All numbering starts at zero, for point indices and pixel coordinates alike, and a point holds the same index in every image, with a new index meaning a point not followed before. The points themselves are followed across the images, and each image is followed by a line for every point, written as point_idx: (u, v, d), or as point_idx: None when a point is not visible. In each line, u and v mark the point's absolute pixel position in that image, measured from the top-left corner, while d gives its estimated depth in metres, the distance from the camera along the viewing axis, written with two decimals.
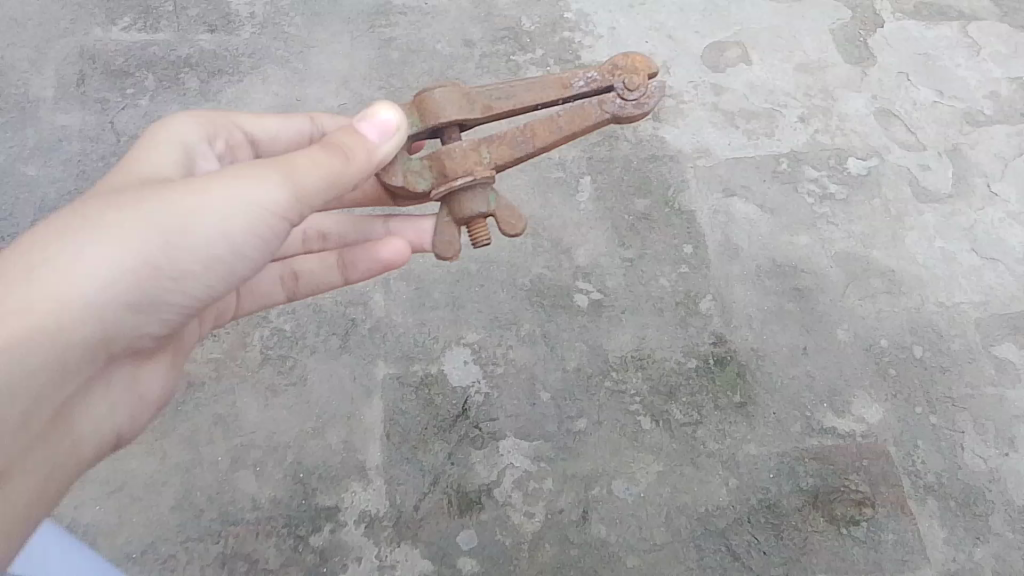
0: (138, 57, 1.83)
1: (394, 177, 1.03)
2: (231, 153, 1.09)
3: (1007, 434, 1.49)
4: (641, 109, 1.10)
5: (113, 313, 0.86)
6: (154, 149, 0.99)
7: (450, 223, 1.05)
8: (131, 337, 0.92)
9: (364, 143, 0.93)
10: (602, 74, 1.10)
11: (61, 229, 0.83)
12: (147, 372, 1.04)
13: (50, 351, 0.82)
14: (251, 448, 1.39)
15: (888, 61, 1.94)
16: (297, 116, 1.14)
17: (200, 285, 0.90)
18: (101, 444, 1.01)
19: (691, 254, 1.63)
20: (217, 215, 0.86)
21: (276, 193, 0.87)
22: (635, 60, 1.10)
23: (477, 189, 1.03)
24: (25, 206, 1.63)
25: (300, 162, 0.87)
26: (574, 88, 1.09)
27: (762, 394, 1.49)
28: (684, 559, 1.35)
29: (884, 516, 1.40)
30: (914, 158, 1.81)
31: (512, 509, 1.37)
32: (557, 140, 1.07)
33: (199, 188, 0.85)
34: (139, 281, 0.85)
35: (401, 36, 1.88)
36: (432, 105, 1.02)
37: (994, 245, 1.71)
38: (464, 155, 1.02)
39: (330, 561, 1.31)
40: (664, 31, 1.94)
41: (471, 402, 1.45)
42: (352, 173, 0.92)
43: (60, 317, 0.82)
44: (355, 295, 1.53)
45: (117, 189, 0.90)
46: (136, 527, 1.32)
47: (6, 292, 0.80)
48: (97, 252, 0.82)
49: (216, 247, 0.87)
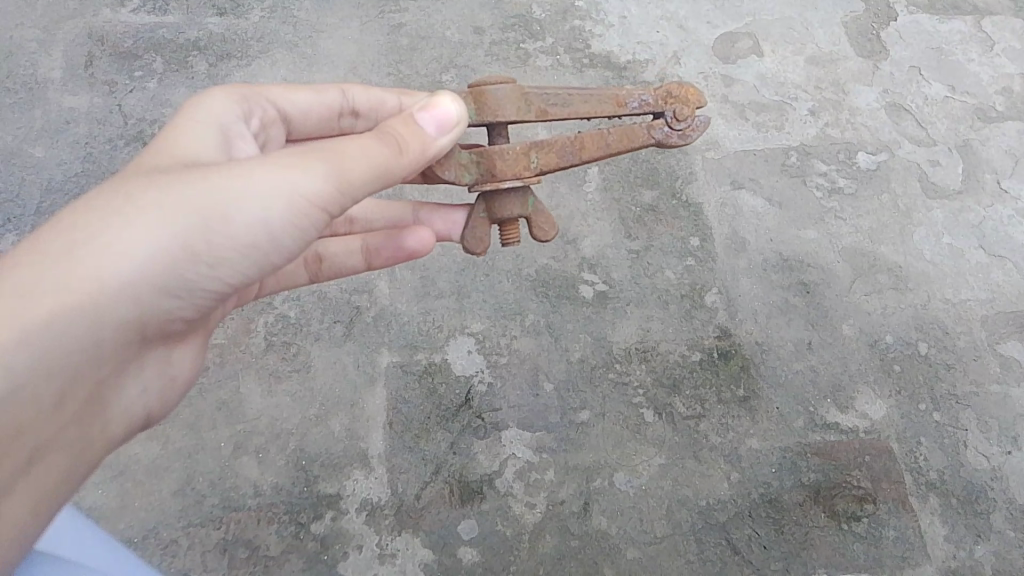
0: (146, 39, 1.82)
1: (444, 170, 0.98)
2: (264, 130, 1.07)
3: (1011, 432, 1.49)
4: (685, 141, 1.07)
5: (149, 295, 0.83)
6: (191, 128, 0.96)
7: (484, 221, 1.04)
8: (165, 320, 0.88)
9: (419, 135, 0.89)
10: (657, 99, 1.05)
11: (102, 207, 0.80)
12: (179, 356, 1.00)
13: (85, 333, 0.79)
14: (254, 433, 1.39)
15: (900, 55, 1.93)
16: (327, 89, 1.10)
17: (238, 271, 0.87)
18: (129, 429, 0.96)
19: (698, 247, 1.62)
20: (262, 201, 0.82)
21: (323, 183, 0.83)
22: (689, 91, 1.06)
23: (518, 193, 1.02)
24: (31, 188, 1.63)
25: (349, 152, 0.84)
26: (628, 107, 1.04)
27: (766, 388, 1.49)
28: (684, 552, 1.35)
29: (885, 512, 1.40)
30: (925, 153, 1.80)
31: (513, 499, 1.37)
32: (601, 157, 1.04)
33: (245, 172, 0.82)
34: (176, 265, 0.82)
35: (411, 22, 1.87)
36: (491, 102, 0.97)
37: (1003, 243, 1.70)
38: (514, 157, 0.98)
39: (330, 548, 1.32)
40: (675, 21, 1.93)
41: (474, 392, 1.45)
42: (402, 165, 0.88)
43: (95, 297, 0.78)
44: (360, 283, 1.53)
45: (157, 169, 0.87)
46: (139, 511, 1.33)
47: (44, 268, 0.77)
48: (137, 231, 0.79)
49: (257, 233, 0.84)
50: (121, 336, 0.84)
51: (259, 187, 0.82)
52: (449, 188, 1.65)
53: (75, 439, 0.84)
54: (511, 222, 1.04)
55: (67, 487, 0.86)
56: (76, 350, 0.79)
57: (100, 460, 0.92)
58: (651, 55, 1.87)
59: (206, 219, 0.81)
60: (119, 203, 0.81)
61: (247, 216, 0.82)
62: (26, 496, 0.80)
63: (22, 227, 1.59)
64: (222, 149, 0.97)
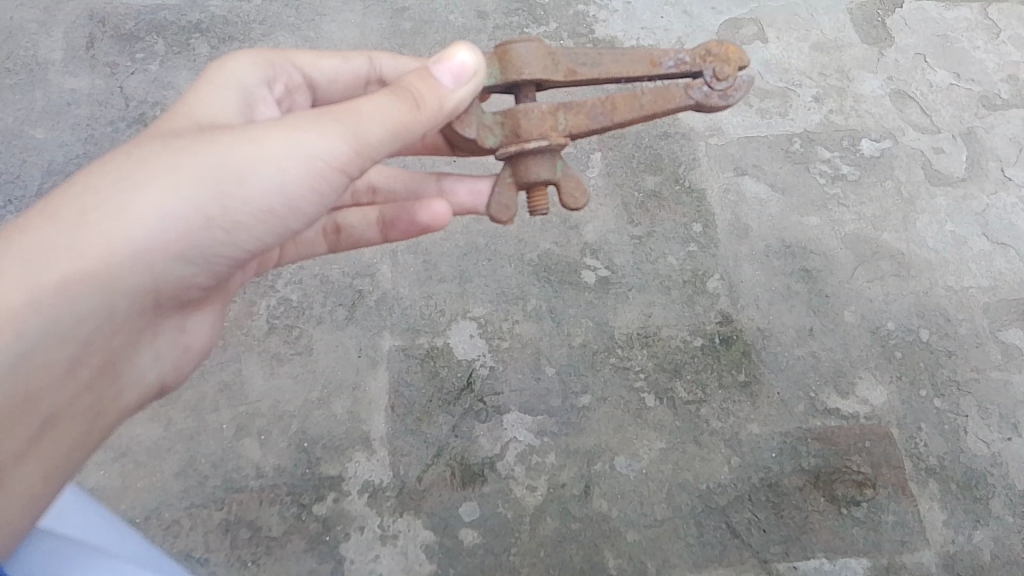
0: (148, 21, 1.81)
1: (467, 128, 0.98)
2: (289, 96, 1.08)
3: (1012, 419, 1.49)
4: (725, 102, 1.06)
5: (162, 261, 0.84)
6: (213, 90, 0.97)
7: (511, 186, 1.02)
8: (179, 286, 0.90)
9: (436, 88, 0.88)
10: (694, 58, 1.04)
11: (117, 169, 0.82)
12: (194, 324, 1.03)
13: (99, 298, 0.82)
14: (257, 416, 1.40)
15: (905, 42, 1.92)
16: (355, 56, 1.11)
17: (251, 237, 0.88)
18: (144, 395, 1.00)
19: (700, 233, 1.62)
20: (275, 165, 0.82)
21: (337, 144, 0.83)
22: (729, 49, 1.05)
23: (545, 155, 0.99)
24: (34, 169, 1.63)
25: (364, 110, 0.83)
26: (664, 66, 1.03)
27: (767, 374, 1.49)
28: (684, 535, 1.35)
29: (885, 497, 1.41)
30: (928, 140, 1.79)
31: (514, 482, 1.38)
32: (635, 119, 1.03)
33: (259, 135, 0.82)
34: (189, 230, 0.83)
35: (414, 5, 1.86)
36: (515, 61, 0.97)
37: (1006, 231, 1.70)
38: (541, 117, 0.98)
39: (332, 530, 1.32)
40: (679, 6, 1.92)
41: (476, 375, 1.46)
42: (420, 122, 0.87)
43: (108, 261, 0.81)
44: (363, 267, 1.53)
45: (174, 132, 0.88)
46: (142, 491, 1.33)
47: (58, 231, 0.79)
48: (149, 195, 0.81)
49: (269, 198, 0.84)
50: (134, 302, 0.86)
51: (270, 151, 0.82)
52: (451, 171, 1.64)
53: (88, 405, 0.88)
54: (539, 186, 1.01)
55: (81, 451, 0.90)
56: (90, 316, 0.82)
57: (113, 426, 0.95)
58: (655, 40, 1.86)
59: (217, 183, 0.82)
60: (132, 165, 0.82)
61: (259, 181, 0.83)
62: (38, 462, 0.84)
63: (25, 209, 1.59)
64: (241, 113, 0.98)
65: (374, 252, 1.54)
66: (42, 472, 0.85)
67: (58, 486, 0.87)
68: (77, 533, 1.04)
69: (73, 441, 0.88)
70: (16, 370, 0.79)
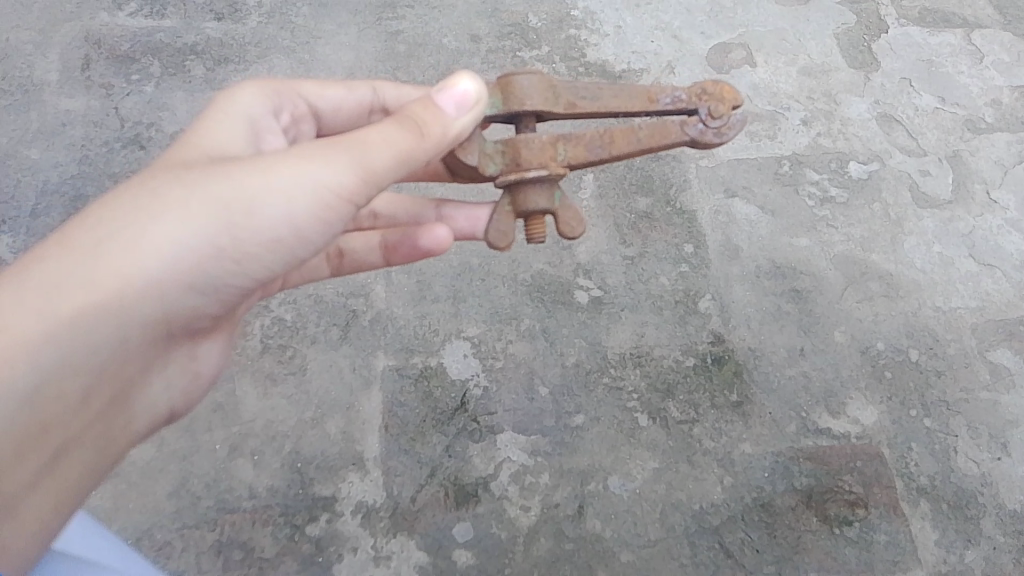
0: (144, 43, 1.83)
1: (468, 155, 0.99)
2: (295, 124, 1.09)
3: (1001, 438, 1.50)
4: (720, 139, 1.07)
5: (174, 291, 0.85)
6: (222, 121, 0.99)
7: (509, 214, 1.03)
8: (189, 315, 0.91)
9: (440, 116, 0.89)
10: (690, 96, 1.06)
11: (129, 202, 0.83)
12: (202, 352, 1.04)
13: (112, 329, 0.83)
14: (250, 436, 1.39)
15: (891, 67, 1.96)
16: (359, 86, 1.12)
17: (262, 267, 0.89)
18: (153, 422, 1.01)
19: (691, 253, 1.64)
20: (284, 196, 0.84)
21: (344, 175, 0.84)
22: (725, 88, 1.07)
23: (544, 184, 1.00)
24: (27, 189, 1.63)
25: (370, 140, 0.85)
26: (661, 103, 1.05)
27: (758, 394, 1.50)
28: (678, 556, 1.35)
29: (877, 517, 1.41)
30: (915, 163, 1.82)
31: (508, 503, 1.38)
32: (633, 152, 1.04)
33: (268, 167, 0.83)
34: (201, 261, 0.85)
35: (409, 29, 1.89)
36: (517, 91, 0.99)
37: (993, 252, 1.72)
38: (541, 147, 0.99)
39: (325, 551, 1.32)
40: (669, 31, 1.95)
41: (470, 396, 1.46)
42: (425, 149, 0.88)
43: (121, 293, 0.82)
44: (357, 287, 1.54)
45: (185, 164, 0.89)
46: (134, 513, 1.32)
47: (72, 264, 0.80)
48: (161, 228, 0.82)
49: (281, 227, 0.86)
50: (146, 332, 0.87)
51: (282, 181, 0.83)
52: (445, 191, 1.65)
53: (99, 435, 0.89)
54: (537, 215, 1.02)
55: (92, 480, 0.90)
56: (103, 347, 0.83)
57: (121, 454, 0.95)
58: (645, 64, 1.89)
59: (228, 214, 0.83)
60: (145, 198, 0.83)
61: (269, 211, 0.84)
62: (49, 493, 0.84)
63: (18, 229, 1.59)
64: (251, 141, 0.99)
65: (368, 272, 1.54)
66: (54, 502, 0.85)
67: (68, 516, 0.87)
68: (79, 550, 1.03)
69: (84, 472, 0.88)
70: (30, 402, 0.79)
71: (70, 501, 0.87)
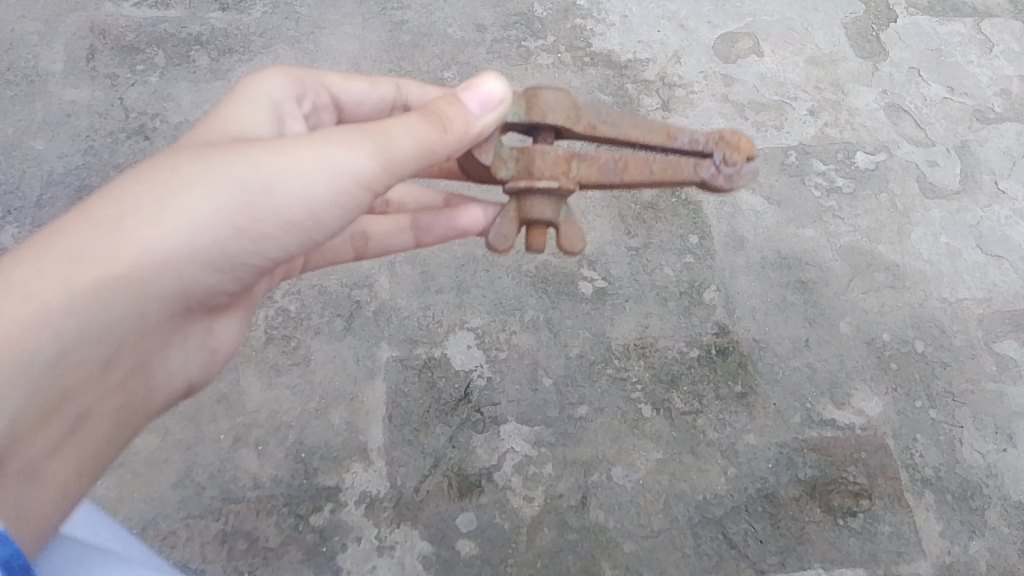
0: (148, 33, 1.83)
1: (485, 156, 0.99)
2: (315, 114, 1.09)
3: (1007, 430, 1.49)
4: (730, 186, 1.06)
5: (188, 268, 0.85)
6: (242, 105, 0.98)
7: (512, 220, 1.02)
8: (204, 292, 0.91)
9: (466, 113, 0.89)
10: (709, 139, 1.05)
11: (149, 177, 0.83)
12: (218, 331, 1.05)
13: (130, 302, 0.83)
14: (254, 426, 1.40)
15: (899, 57, 1.94)
16: (383, 81, 1.11)
17: (276, 249, 0.90)
18: (170, 396, 1.01)
19: (697, 244, 1.64)
20: (303, 182, 0.84)
21: (367, 167, 0.85)
22: (743, 139, 1.06)
23: (551, 197, 1.00)
24: (32, 181, 1.63)
25: (397, 131, 0.85)
26: (679, 141, 1.05)
27: (763, 385, 1.50)
28: (681, 546, 1.35)
29: (881, 508, 1.40)
30: (923, 153, 1.81)
31: (512, 493, 1.38)
32: (643, 182, 1.03)
33: (288, 149, 0.84)
34: (216, 240, 0.85)
35: (413, 18, 1.88)
36: (540, 103, 1.00)
37: (1001, 243, 1.71)
38: (555, 160, 0.99)
39: (330, 541, 1.32)
40: (676, 20, 1.95)
41: (473, 386, 1.46)
42: (450, 145, 0.89)
43: (140, 268, 0.82)
44: (360, 278, 1.54)
45: (205, 142, 0.89)
46: (139, 502, 1.33)
47: (91, 237, 0.79)
48: (180, 205, 0.82)
49: (306, 213, 0.87)
50: (162, 307, 0.88)
51: (314, 168, 0.84)
52: (448, 183, 1.65)
53: (117, 408, 0.89)
54: (539, 226, 1.02)
55: (110, 452, 0.90)
56: (122, 321, 0.83)
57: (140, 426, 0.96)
58: (651, 54, 1.89)
59: (260, 205, 0.84)
60: (166, 174, 0.83)
61: (303, 198, 0.85)
62: (67, 463, 0.84)
63: (23, 219, 1.59)
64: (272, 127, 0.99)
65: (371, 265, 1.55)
66: (72, 473, 0.85)
67: (84, 487, 0.88)
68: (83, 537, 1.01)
69: (101, 445, 0.88)
70: (48, 371, 0.78)
71: (88, 473, 0.88)
